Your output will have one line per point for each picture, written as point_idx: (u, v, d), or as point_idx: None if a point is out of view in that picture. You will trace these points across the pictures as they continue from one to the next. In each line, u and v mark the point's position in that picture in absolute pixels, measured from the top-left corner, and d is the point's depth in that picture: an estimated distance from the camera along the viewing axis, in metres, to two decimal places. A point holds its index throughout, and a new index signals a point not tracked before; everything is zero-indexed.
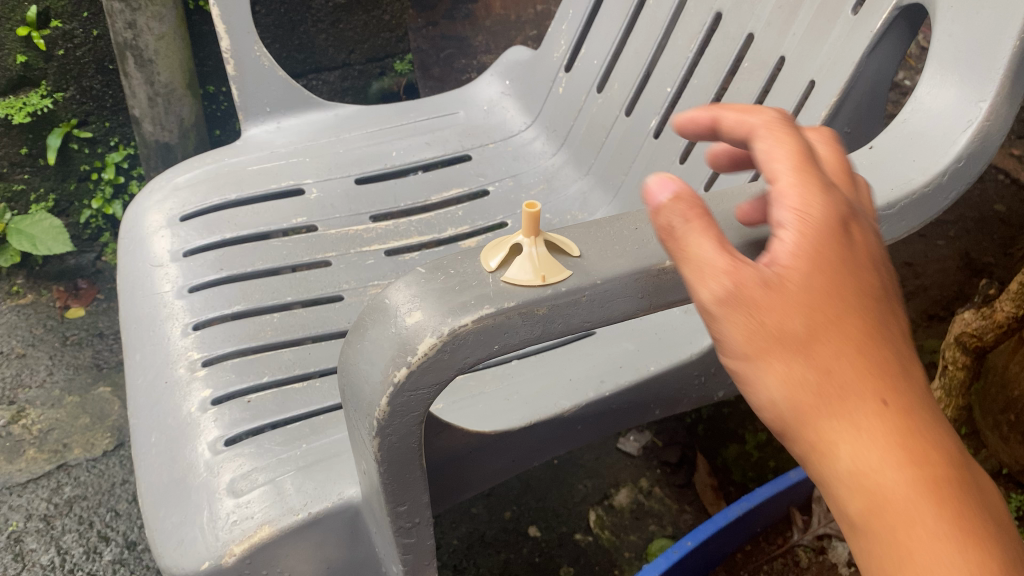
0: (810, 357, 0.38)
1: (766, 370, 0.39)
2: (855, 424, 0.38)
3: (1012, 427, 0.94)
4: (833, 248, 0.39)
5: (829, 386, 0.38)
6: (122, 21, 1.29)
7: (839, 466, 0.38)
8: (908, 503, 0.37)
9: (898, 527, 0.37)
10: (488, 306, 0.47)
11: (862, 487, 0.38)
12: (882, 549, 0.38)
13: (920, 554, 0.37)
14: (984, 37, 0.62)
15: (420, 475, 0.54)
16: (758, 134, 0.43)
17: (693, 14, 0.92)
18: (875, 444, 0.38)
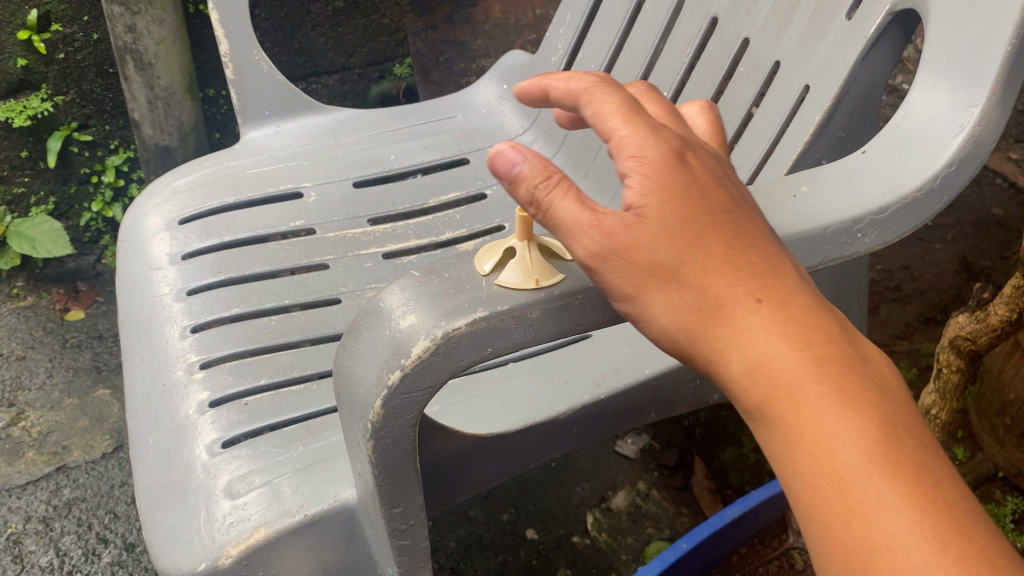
0: (683, 273, 0.42)
1: (651, 301, 0.43)
2: (730, 326, 0.42)
3: (1008, 430, 0.97)
4: (677, 177, 0.44)
5: (703, 296, 0.42)
6: (122, 25, 1.30)
7: (729, 371, 0.43)
8: (791, 390, 0.42)
9: (788, 417, 0.42)
10: (482, 310, 0.48)
11: (750, 385, 0.42)
12: (779, 442, 0.42)
13: (811, 434, 0.41)
14: (976, 43, 0.63)
15: (414, 477, 0.54)
16: (583, 100, 0.48)
17: (689, 19, 0.92)
18: (750, 342, 0.42)
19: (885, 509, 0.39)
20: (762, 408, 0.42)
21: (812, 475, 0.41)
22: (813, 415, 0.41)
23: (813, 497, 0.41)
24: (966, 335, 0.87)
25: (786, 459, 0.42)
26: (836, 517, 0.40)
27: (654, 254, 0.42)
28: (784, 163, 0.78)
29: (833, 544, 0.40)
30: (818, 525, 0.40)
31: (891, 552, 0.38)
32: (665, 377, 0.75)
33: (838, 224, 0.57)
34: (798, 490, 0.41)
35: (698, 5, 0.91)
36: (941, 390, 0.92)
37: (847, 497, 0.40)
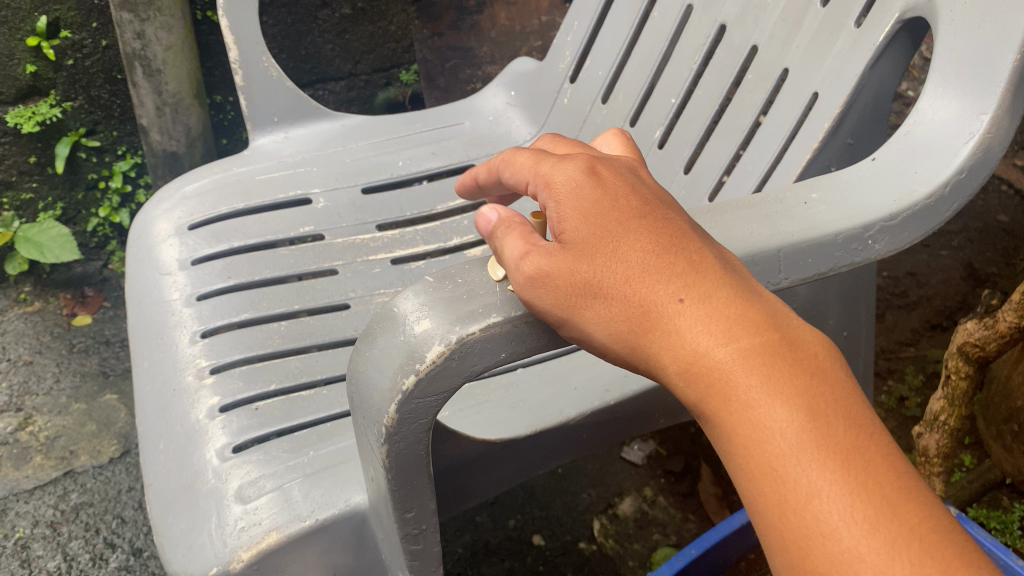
0: (608, 284, 0.45)
1: (585, 319, 0.46)
2: (654, 330, 0.45)
3: (1015, 437, 0.96)
4: (591, 198, 0.48)
5: (627, 303, 0.45)
6: (131, 31, 1.31)
7: (663, 376, 0.45)
8: (718, 390, 0.43)
9: (720, 419, 0.43)
10: (496, 315, 0.48)
11: (683, 388, 0.45)
12: (718, 444, 0.44)
13: (742, 435, 0.42)
14: (985, 52, 0.63)
15: (428, 482, 0.55)
16: (501, 167, 0.55)
17: (697, 27, 0.93)
18: (675, 345, 0.44)
19: (816, 498, 0.40)
20: (697, 410, 0.45)
21: (748, 473, 0.42)
22: (742, 415, 0.43)
23: (753, 494, 0.42)
24: (976, 341, 0.87)
25: (727, 461, 0.44)
26: (774, 512, 0.41)
27: (577, 271, 0.46)
28: (792, 170, 0.78)
29: (776, 537, 0.41)
30: (762, 520, 0.42)
31: (825, 540, 0.39)
32: None
33: (848, 231, 0.58)
34: (742, 488, 0.43)
35: (706, 13, 0.92)
36: (949, 396, 0.91)
37: (781, 491, 0.41)
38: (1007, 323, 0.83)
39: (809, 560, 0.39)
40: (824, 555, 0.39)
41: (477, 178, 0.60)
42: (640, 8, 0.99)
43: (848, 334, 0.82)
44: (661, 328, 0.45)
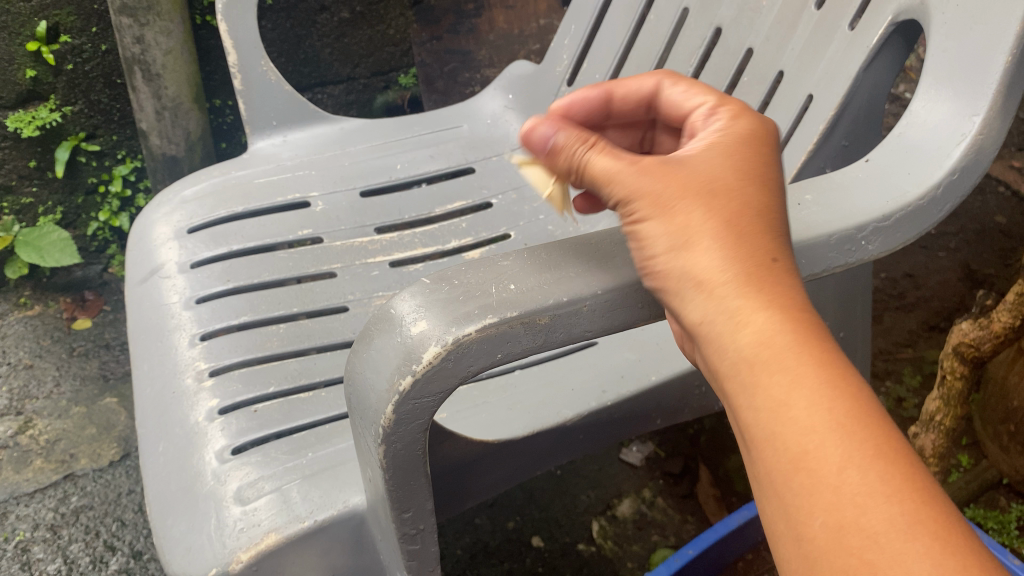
0: (705, 218, 0.44)
1: (679, 229, 0.45)
2: (738, 272, 0.44)
3: (1012, 436, 0.97)
4: (733, 143, 0.48)
5: (720, 240, 0.44)
6: (130, 36, 1.32)
7: (724, 319, 0.44)
8: (797, 342, 0.42)
9: (788, 369, 0.42)
10: (492, 316, 0.48)
11: (748, 334, 0.43)
12: (770, 393, 0.42)
13: (811, 388, 0.41)
14: (977, 54, 0.64)
15: (425, 482, 0.55)
16: (664, 84, 0.57)
17: (693, 29, 0.93)
18: (758, 293, 0.43)
19: (881, 460, 0.39)
20: (755, 356, 0.43)
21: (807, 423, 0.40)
22: (818, 371, 0.42)
23: (805, 447, 0.40)
24: (970, 341, 0.87)
25: (772, 413, 0.42)
26: (831, 466, 0.39)
27: (677, 196, 0.45)
28: (788, 171, 0.79)
29: (825, 494, 0.39)
30: (808, 477, 0.39)
31: (885, 501, 0.37)
32: (670, 384, 0.76)
33: (841, 232, 0.58)
34: (786, 442, 0.41)
35: (701, 16, 0.92)
36: (946, 396, 0.92)
37: (843, 449, 0.39)
38: (1003, 323, 0.83)
39: (863, 518, 0.37)
40: (880, 515, 0.37)
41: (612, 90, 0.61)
42: (636, 11, 1.00)
43: (844, 335, 0.82)
44: (746, 273, 0.44)
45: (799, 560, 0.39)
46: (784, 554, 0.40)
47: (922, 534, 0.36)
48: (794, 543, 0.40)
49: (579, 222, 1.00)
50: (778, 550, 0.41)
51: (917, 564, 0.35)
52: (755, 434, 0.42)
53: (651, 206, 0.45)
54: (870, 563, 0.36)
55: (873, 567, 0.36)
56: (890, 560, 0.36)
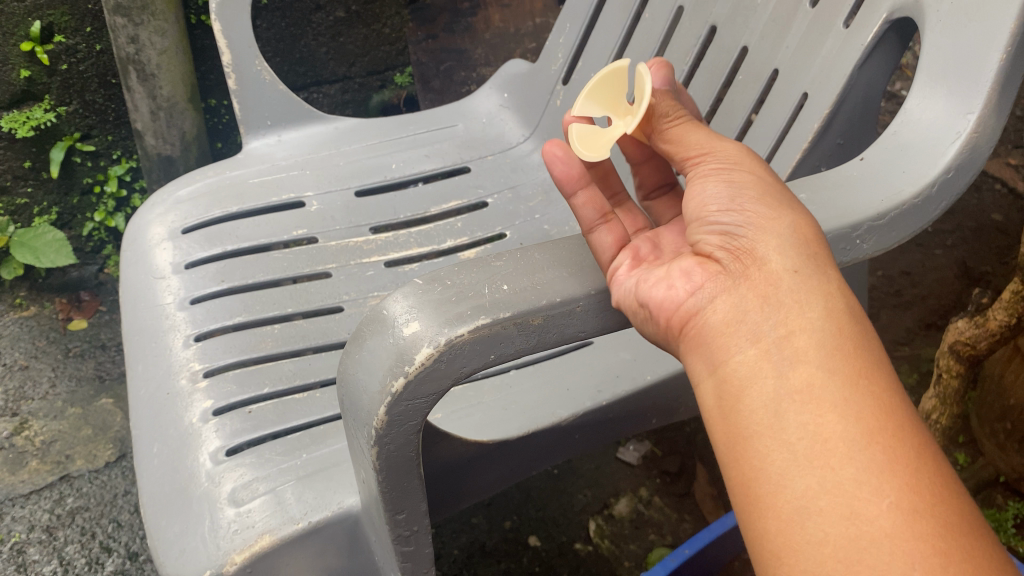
0: (794, 210, 0.49)
1: (780, 209, 0.49)
2: (820, 260, 0.47)
3: (1009, 435, 0.98)
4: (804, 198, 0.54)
5: (806, 231, 0.48)
6: (124, 36, 1.32)
7: (811, 288, 0.45)
8: (870, 331, 0.45)
9: (868, 349, 0.44)
10: (485, 317, 0.48)
11: (831, 309, 0.45)
12: (851, 362, 0.43)
13: (886, 372, 0.43)
14: (971, 52, 0.63)
15: (418, 484, 0.55)
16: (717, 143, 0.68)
17: (688, 28, 0.93)
18: (836, 283, 0.46)
19: (942, 460, 0.41)
20: (836, 328, 0.44)
21: (885, 400, 0.41)
22: (888, 362, 0.44)
23: (881, 420, 0.41)
24: (966, 340, 0.87)
25: (850, 381, 0.42)
26: (910, 447, 0.40)
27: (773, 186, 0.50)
28: (783, 170, 0.79)
29: (898, 473, 0.39)
30: (882, 450, 0.39)
31: (951, 495, 0.39)
32: (666, 383, 0.76)
33: (835, 231, 0.58)
34: (865, 412, 0.41)
35: (696, 14, 0.92)
36: (942, 394, 0.93)
37: (916, 435, 0.41)
38: (999, 321, 0.83)
39: (934, 506, 0.38)
40: (950, 508, 0.39)
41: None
42: (631, 9, 0.99)
43: None
44: (826, 263, 0.47)
45: (846, 538, 0.38)
46: (825, 530, 0.38)
47: (978, 533, 0.38)
48: (847, 518, 0.38)
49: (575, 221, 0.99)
50: (810, 528, 0.39)
51: (983, 560, 0.37)
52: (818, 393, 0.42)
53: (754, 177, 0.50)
54: (942, 552, 0.37)
55: (947, 555, 0.37)
56: (960, 552, 0.37)
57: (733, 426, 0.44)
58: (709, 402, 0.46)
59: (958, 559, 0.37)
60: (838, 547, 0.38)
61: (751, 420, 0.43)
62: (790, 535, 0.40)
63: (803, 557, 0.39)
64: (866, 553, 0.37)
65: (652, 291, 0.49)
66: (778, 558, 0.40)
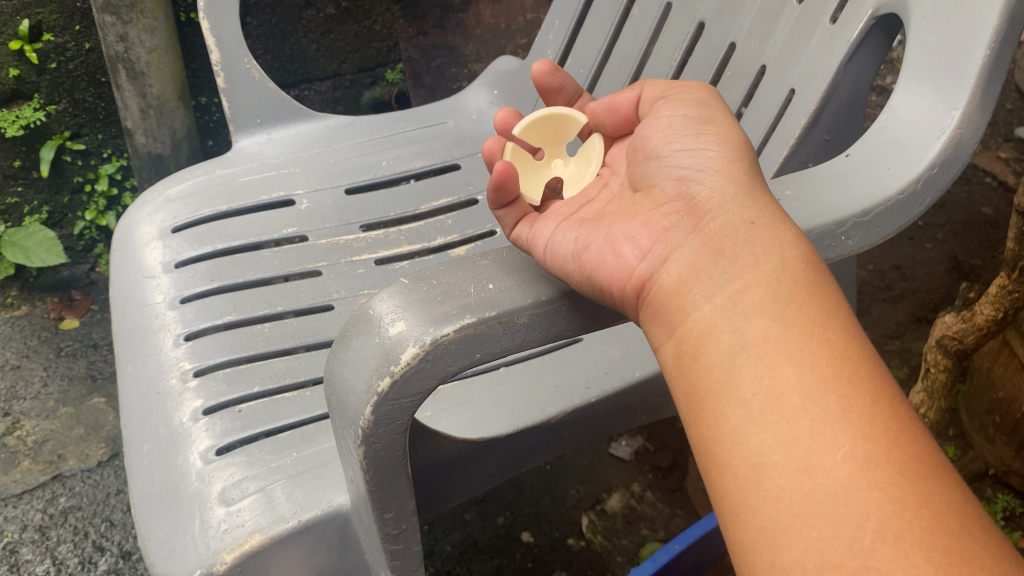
0: (746, 160, 0.52)
1: (735, 168, 0.51)
2: (775, 212, 0.50)
3: (997, 428, 1.00)
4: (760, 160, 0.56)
5: (756, 185, 0.51)
6: (113, 34, 1.31)
7: (764, 242, 0.48)
8: (825, 282, 0.48)
9: (821, 300, 0.46)
10: (469, 316, 0.48)
11: (785, 260, 0.47)
12: (804, 314, 0.45)
13: (840, 321, 0.46)
14: (954, 48, 0.64)
15: (406, 483, 0.55)
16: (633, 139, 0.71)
17: (677, 24, 0.93)
18: (791, 236, 0.49)
19: (902, 403, 0.43)
20: (789, 279, 0.47)
21: (838, 350, 0.44)
22: (842, 310, 0.47)
23: (838, 369, 0.43)
24: (954, 334, 0.87)
25: (804, 333, 0.45)
26: (864, 397, 0.42)
27: (729, 132, 0.53)
28: (771, 166, 0.80)
29: (853, 423, 0.41)
30: (836, 401, 0.42)
31: (910, 439, 0.41)
32: (655, 379, 0.76)
33: (821, 228, 0.58)
34: (819, 363, 0.43)
35: (685, 10, 0.92)
36: (930, 388, 0.92)
37: (874, 382, 0.43)
38: (985, 315, 0.84)
39: (892, 453, 0.40)
40: (909, 453, 0.40)
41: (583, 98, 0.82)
42: (620, 6, 1.00)
43: None
44: (780, 217, 0.50)
45: (801, 491, 0.40)
46: (779, 486, 0.41)
47: (938, 475, 0.40)
48: (801, 470, 0.40)
49: None
50: (766, 483, 0.41)
51: (940, 503, 0.39)
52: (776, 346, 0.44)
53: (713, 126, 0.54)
54: (897, 499, 0.39)
55: (902, 502, 0.38)
56: (919, 497, 0.39)
57: (690, 384, 0.47)
58: (669, 362, 0.49)
59: (915, 505, 0.39)
60: (793, 502, 0.40)
61: (708, 378, 0.46)
62: (747, 491, 0.42)
63: (760, 512, 0.41)
64: (821, 506, 0.39)
65: (601, 261, 0.50)
66: (735, 515, 0.42)
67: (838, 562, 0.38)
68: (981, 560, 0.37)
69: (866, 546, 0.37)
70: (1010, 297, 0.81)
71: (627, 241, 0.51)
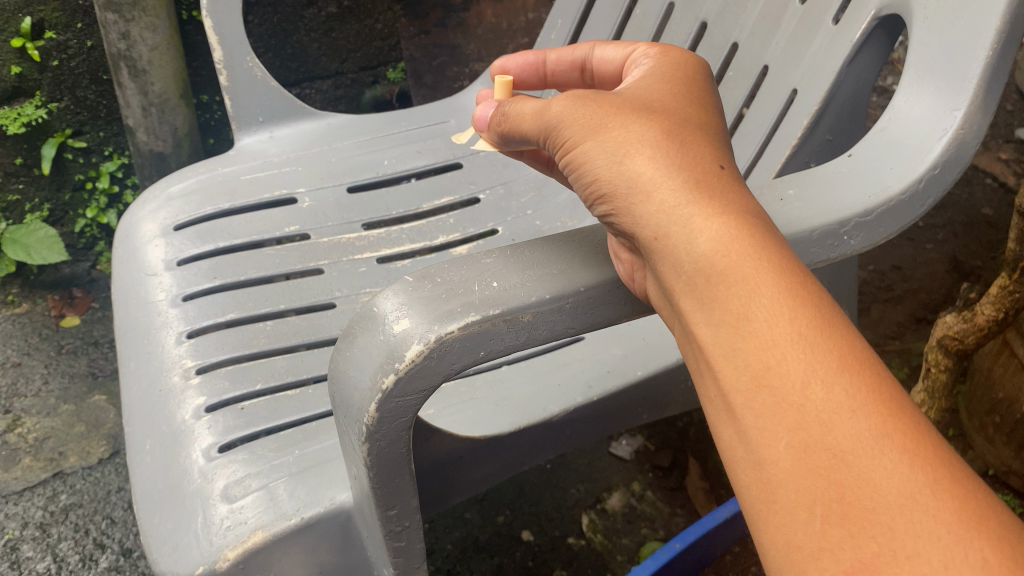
0: (650, 132, 0.47)
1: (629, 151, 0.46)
2: (692, 177, 0.45)
3: (997, 428, 1.00)
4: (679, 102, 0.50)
5: (665, 152, 0.46)
6: (115, 32, 1.31)
7: (677, 227, 0.44)
8: (752, 249, 0.42)
9: (743, 279, 0.42)
10: (474, 314, 0.48)
11: (702, 243, 0.43)
12: (728, 306, 0.42)
13: (768, 299, 0.41)
14: (958, 48, 0.64)
15: (410, 479, 0.55)
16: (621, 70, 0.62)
17: (679, 24, 0.93)
18: (709, 200, 0.44)
19: (845, 374, 0.39)
20: (708, 266, 0.43)
21: (761, 341, 0.41)
22: (773, 279, 0.42)
23: (762, 363, 0.40)
24: (954, 334, 0.87)
25: (731, 328, 0.42)
26: (793, 385, 0.39)
27: (610, 121, 0.48)
28: (772, 166, 0.80)
29: (787, 415, 0.39)
30: (768, 396, 0.40)
31: (849, 417, 0.38)
32: (657, 378, 0.76)
33: (824, 227, 0.58)
34: (748, 360, 0.41)
35: (688, 10, 0.92)
36: (930, 388, 0.93)
37: (806, 365, 0.39)
38: (986, 316, 0.84)
39: (828, 437, 0.37)
40: (847, 433, 0.37)
41: (547, 56, 0.70)
42: (622, 7, 1.00)
43: None
44: (694, 180, 0.45)
45: (760, 483, 0.40)
46: (746, 479, 0.41)
47: (887, 449, 0.36)
48: (754, 467, 0.40)
49: (567, 218, 1.01)
50: (737, 476, 0.41)
51: (886, 480, 0.36)
52: (713, 350, 0.42)
53: (582, 127, 0.48)
54: (838, 483, 0.37)
55: (842, 486, 0.36)
56: (861, 480, 0.36)
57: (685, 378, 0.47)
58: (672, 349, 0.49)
59: (858, 487, 0.36)
60: (757, 492, 0.40)
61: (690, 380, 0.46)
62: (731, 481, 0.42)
63: (743, 501, 0.41)
64: (777, 498, 0.39)
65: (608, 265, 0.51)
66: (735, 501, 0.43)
67: (799, 549, 0.37)
68: (931, 533, 0.34)
69: (816, 532, 0.37)
70: (1010, 297, 0.81)
71: (619, 251, 0.51)
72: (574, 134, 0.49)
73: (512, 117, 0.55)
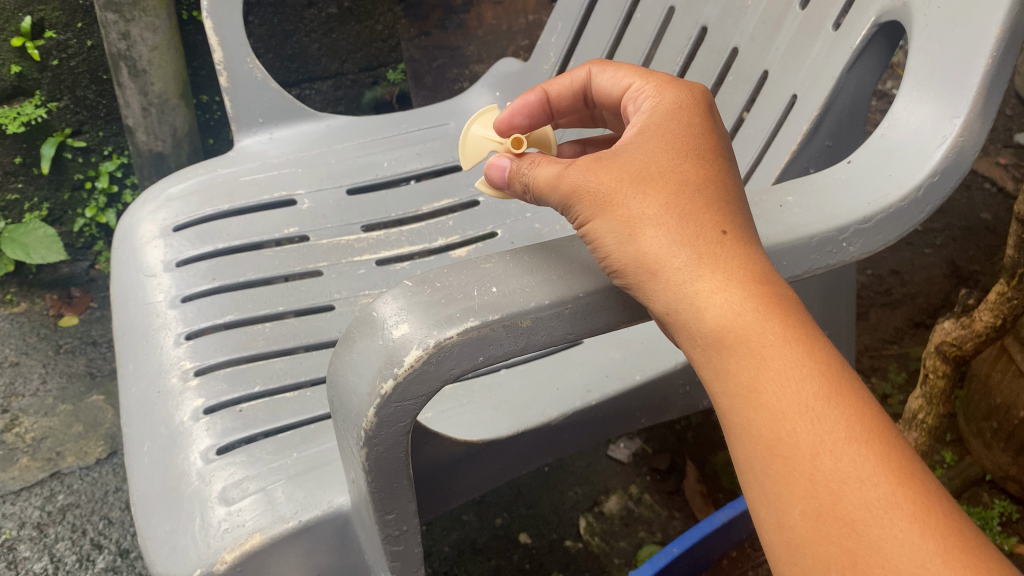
0: (657, 200, 0.47)
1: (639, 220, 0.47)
2: (701, 247, 0.46)
3: (994, 433, 1.01)
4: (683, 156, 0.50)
5: (678, 221, 0.47)
6: (116, 32, 1.31)
7: (686, 302, 0.45)
8: (762, 321, 0.45)
9: (754, 352, 0.44)
10: (473, 319, 0.48)
11: (712, 314, 0.45)
12: (740, 379, 0.45)
13: (777, 371, 0.44)
14: (958, 55, 0.64)
15: (407, 484, 0.55)
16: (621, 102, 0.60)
17: (680, 28, 0.93)
18: (719, 272, 0.46)
19: (853, 444, 0.42)
20: (720, 339, 0.45)
21: (772, 416, 0.43)
22: (781, 351, 0.44)
23: (775, 436, 0.43)
24: (953, 340, 0.87)
25: (743, 400, 0.44)
26: (803, 457, 0.42)
27: (617, 188, 0.48)
28: (772, 171, 0.80)
29: (799, 485, 0.42)
30: (781, 466, 0.42)
31: (858, 486, 0.40)
32: (656, 382, 0.77)
33: (823, 234, 0.58)
34: (761, 431, 0.43)
35: (688, 14, 0.93)
36: (929, 394, 0.92)
37: (815, 435, 0.42)
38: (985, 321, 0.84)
39: (840, 506, 0.40)
40: (856, 503, 0.40)
41: (547, 90, 0.68)
42: (623, 9, 1.00)
43: (828, 333, 0.82)
44: (707, 248, 0.46)
45: (780, 544, 0.42)
46: (767, 537, 0.43)
47: (897, 518, 0.39)
48: (773, 529, 0.43)
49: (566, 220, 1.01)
50: (760, 533, 0.44)
51: (896, 549, 0.38)
52: (732, 419, 0.45)
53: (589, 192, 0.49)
54: (850, 551, 0.39)
55: (854, 554, 0.39)
56: (872, 549, 0.39)
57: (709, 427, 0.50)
58: None
59: (870, 556, 0.39)
60: (777, 551, 0.43)
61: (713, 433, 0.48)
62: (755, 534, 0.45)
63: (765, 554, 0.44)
64: (794, 560, 0.41)
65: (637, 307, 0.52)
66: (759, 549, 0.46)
67: None
68: None
69: None
70: (1010, 303, 0.82)
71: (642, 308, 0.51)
72: (581, 201, 0.49)
73: (528, 183, 0.54)
